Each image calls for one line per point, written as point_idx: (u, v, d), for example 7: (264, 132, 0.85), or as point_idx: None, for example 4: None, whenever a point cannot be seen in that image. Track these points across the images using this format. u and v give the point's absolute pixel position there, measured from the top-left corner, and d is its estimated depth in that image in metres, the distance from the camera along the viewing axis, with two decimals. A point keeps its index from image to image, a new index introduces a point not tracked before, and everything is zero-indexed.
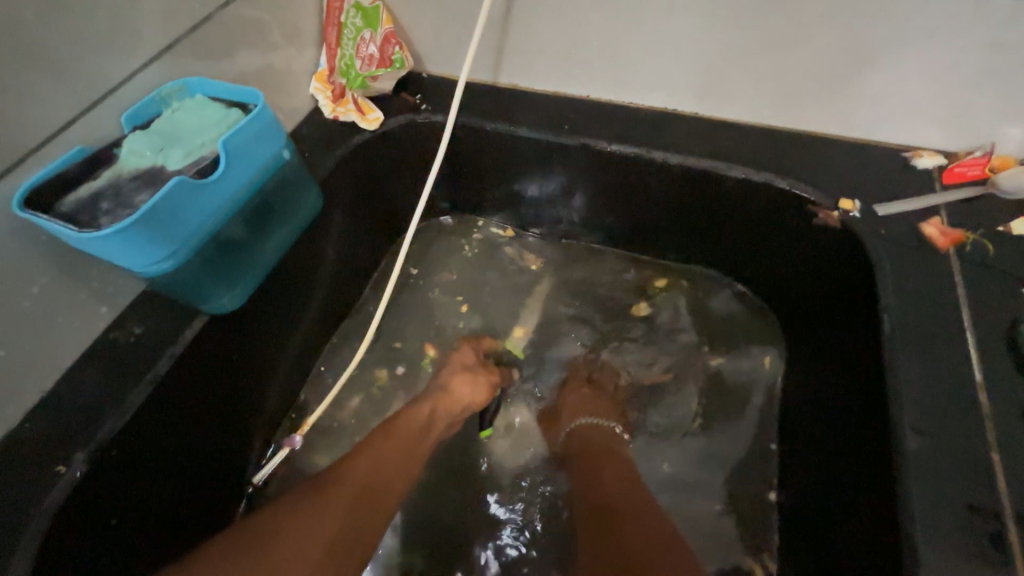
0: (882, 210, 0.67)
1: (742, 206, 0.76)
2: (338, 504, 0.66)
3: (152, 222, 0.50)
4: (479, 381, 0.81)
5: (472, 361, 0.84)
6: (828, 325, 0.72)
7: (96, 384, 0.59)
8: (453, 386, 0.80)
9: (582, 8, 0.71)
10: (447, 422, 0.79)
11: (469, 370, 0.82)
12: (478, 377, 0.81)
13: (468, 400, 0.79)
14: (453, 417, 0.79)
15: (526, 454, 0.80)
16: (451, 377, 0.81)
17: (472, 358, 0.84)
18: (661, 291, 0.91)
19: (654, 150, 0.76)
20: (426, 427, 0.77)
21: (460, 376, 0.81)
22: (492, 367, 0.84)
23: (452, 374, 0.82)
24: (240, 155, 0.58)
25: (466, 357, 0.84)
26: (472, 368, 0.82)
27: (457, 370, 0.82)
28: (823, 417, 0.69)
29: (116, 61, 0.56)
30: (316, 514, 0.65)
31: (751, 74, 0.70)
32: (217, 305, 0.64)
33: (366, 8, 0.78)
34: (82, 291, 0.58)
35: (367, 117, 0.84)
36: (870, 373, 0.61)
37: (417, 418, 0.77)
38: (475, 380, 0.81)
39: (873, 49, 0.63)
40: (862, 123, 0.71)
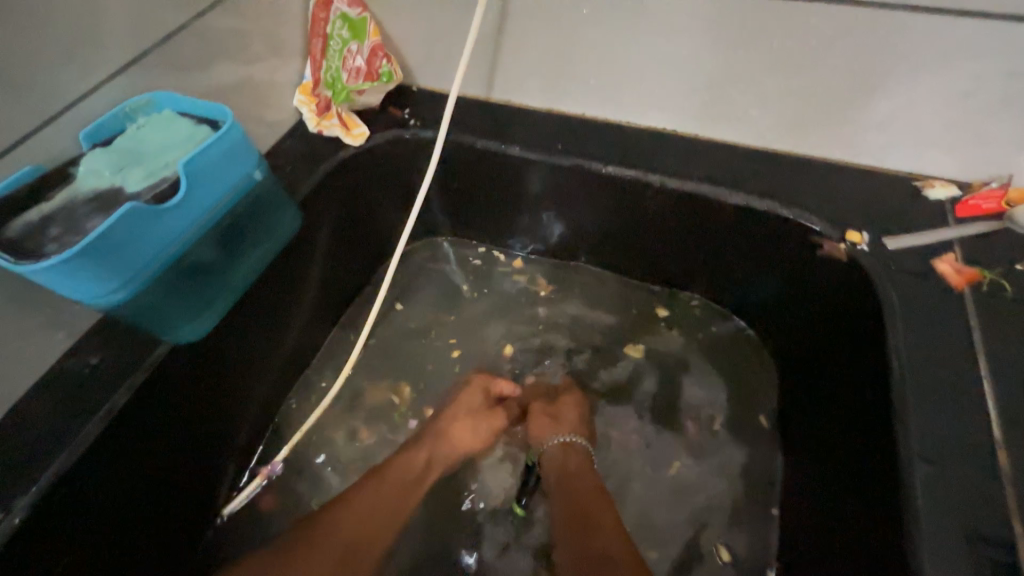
0: (892, 244, 0.63)
1: (743, 234, 0.73)
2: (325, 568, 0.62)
3: (98, 252, 0.46)
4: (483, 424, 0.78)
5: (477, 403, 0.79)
6: (830, 362, 0.69)
7: (45, 417, 0.55)
8: (455, 432, 0.76)
9: (577, 24, 0.67)
10: (445, 467, 0.75)
11: (473, 413, 0.78)
12: (483, 419, 0.78)
13: (468, 445, 0.76)
14: (451, 462, 0.75)
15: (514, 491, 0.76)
16: (452, 420, 0.77)
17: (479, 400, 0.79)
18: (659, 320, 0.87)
19: (651, 174, 0.73)
20: (421, 474, 0.73)
21: (464, 421, 0.77)
22: (497, 408, 0.80)
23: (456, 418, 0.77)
24: (204, 175, 0.54)
25: (473, 400, 0.79)
26: (477, 414, 0.78)
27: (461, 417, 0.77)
28: (828, 461, 0.65)
29: (76, 75, 0.53)
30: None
31: (754, 96, 0.66)
32: (180, 334, 0.59)
33: (353, 19, 0.75)
34: (34, 319, 0.54)
35: (352, 132, 0.80)
36: (879, 419, 0.57)
37: (414, 466, 0.73)
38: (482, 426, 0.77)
39: (884, 75, 0.59)
40: (870, 150, 0.67)
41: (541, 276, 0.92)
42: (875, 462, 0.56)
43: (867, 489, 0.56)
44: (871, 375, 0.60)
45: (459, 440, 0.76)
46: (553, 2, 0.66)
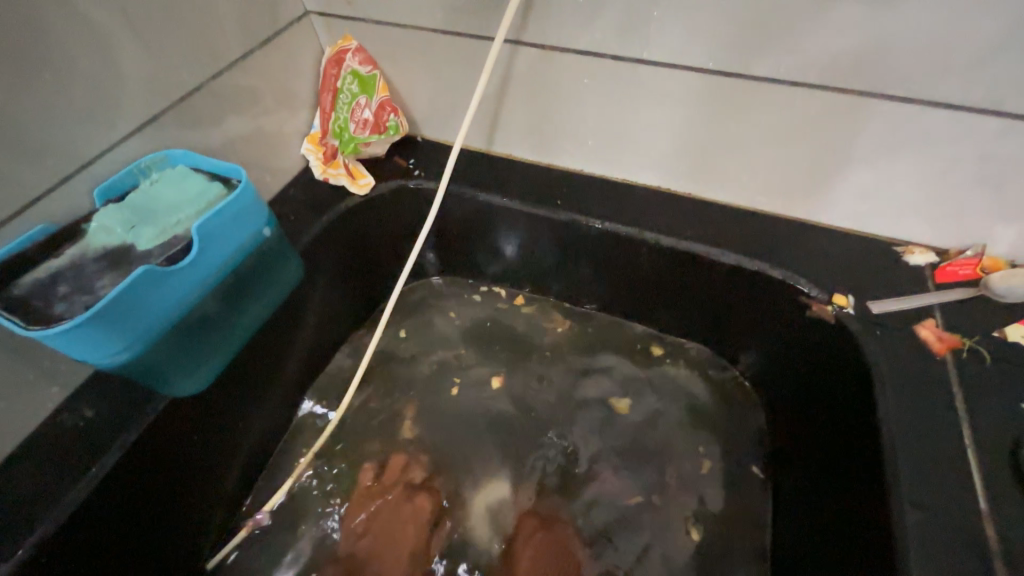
0: (876, 308, 0.66)
1: (735, 290, 0.75)
2: None
3: (107, 320, 0.47)
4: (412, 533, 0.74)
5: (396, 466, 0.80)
6: (822, 420, 0.69)
7: (35, 474, 0.55)
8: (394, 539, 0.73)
9: (578, 92, 0.71)
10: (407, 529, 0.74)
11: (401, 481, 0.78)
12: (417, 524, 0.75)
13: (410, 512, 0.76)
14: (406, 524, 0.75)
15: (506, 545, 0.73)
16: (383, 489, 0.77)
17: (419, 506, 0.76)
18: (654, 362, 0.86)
19: (646, 231, 0.75)
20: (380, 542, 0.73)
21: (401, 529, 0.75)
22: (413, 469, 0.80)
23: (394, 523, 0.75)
24: (215, 237, 0.55)
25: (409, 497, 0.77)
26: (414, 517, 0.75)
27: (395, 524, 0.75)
28: (820, 525, 0.65)
29: (94, 137, 0.55)
30: None
31: (743, 164, 0.70)
32: (178, 389, 0.60)
33: (363, 76, 0.77)
34: (32, 373, 0.54)
35: (357, 182, 0.82)
36: (870, 484, 0.58)
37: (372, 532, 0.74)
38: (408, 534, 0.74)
39: (862, 153, 0.64)
40: (853, 215, 0.70)
41: (561, 317, 0.92)
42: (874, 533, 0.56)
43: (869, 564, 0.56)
44: (863, 437, 0.61)
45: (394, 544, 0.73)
46: (554, 72, 0.70)
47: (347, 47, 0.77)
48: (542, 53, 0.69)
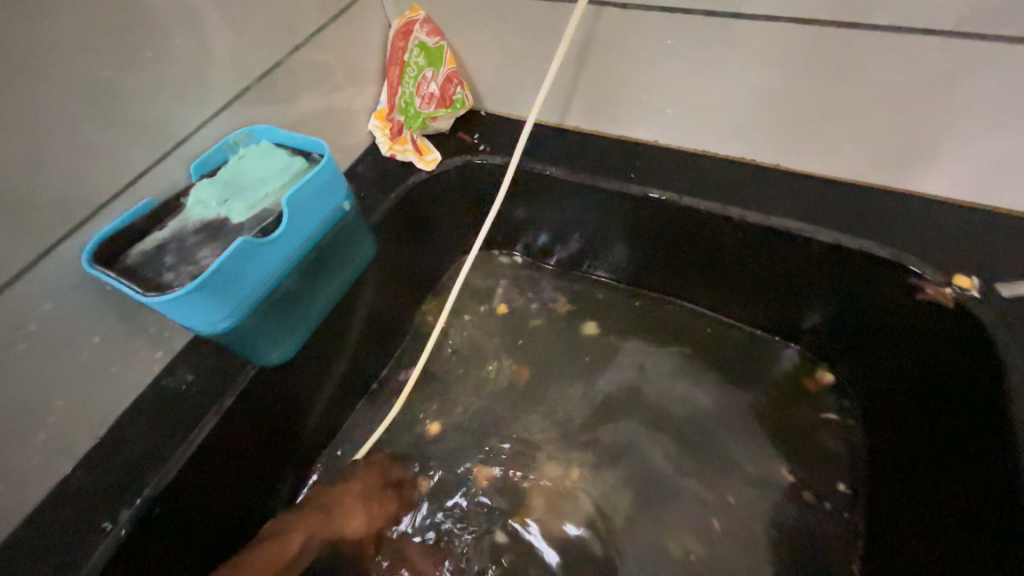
0: (1007, 291, 0.58)
1: (831, 270, 0.68)
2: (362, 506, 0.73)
3: (214, 288, 0.49)
4: (365, 508, 0.72)
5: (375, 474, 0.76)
6: (927, 412, 0.62)
7: (142, 435, 0.58)
8: (342, 508, 0.72)
9: (661, 54, 0.66)
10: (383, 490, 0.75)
11: (373, 473, 0.76)
12: (369, 503, 0.73)
13: (377, 482, 0.75)
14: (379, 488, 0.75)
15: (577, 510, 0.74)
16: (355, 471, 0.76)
17: (376, 479, 0.76)
18: (715, 339, 0.84)
19: (730, 207, 0.70)
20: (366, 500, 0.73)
21: (353, 499, 0.73)
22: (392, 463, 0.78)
23: (346, 494, 0.73)
24: (303, 211, 0.57)
25: (372, 473, 0.76)
26: (369, 493, 0.74)
27: (353, 492, 0.74)
28: (916, 535, 0.60)
29: (187, 112, 0.56)
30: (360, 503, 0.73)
31: (848, 131, 0.63)
32: (268, 358, 0.63)
33: (430, 47, 0.76)
34: (138, 339, 0.58)
35: (424, 158, 0.82)
36: (1006, 495, 0.51)
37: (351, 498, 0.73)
38: (363, 509, 0.72)
39: (1004, 114, 0.55)
40: (979, 188, 0.62)
41: (621, 297, 0.89)
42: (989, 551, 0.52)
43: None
44: (990, 441, 0.54)
45: (344, 519, 0.71)
46: (636, 34, 0.65)
47: (415, 19, 0.75)
48: (624, 14, 0.64)
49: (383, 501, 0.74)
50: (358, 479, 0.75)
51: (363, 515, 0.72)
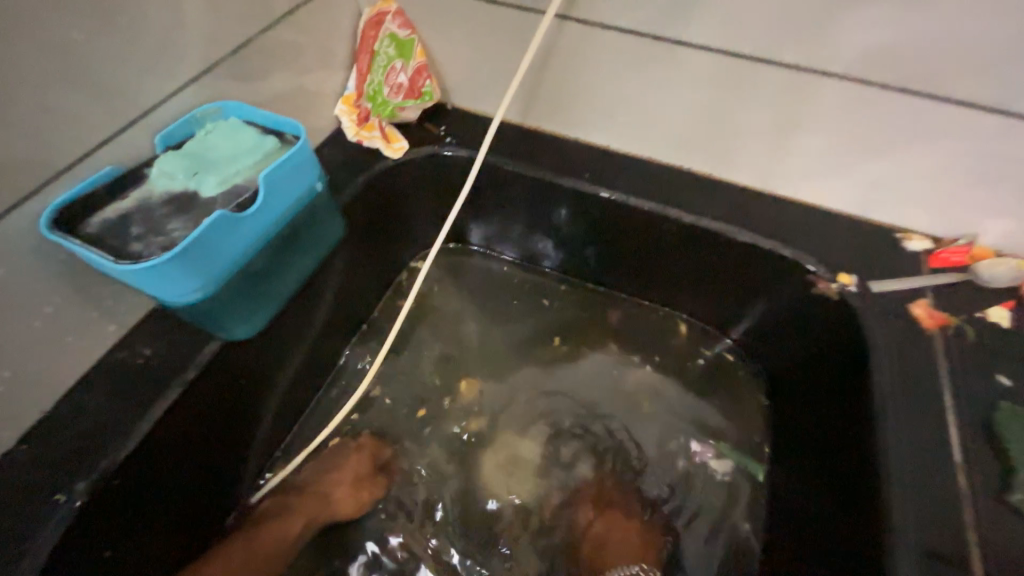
0: (876, 287, 0.71)
1: (748, 267, 0.80)
2: (348, 495, 0.76)
3: (188, 259, 0.50)
4: (355, 498, 0.76)
5: (361, 466, 0.78)
6: (815, 386, 0.75)
7: (97, 408, 0.57)
8: (334, 495, 0.75)
9: (615, 69, 0.74)
10: (370, 479, 0.78)
11: (360, 466, 0.78)
12: (359, 492, 0.76)
13: (362, 473, 0.78)
14: (364, 479, 0.78)
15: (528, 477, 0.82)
16: (342, 459, 0.78)
17: (366, 468, 0.78)
18: (654, 326, 0.93)
19: (669, 209, 0.80)
20: (357, 490, 0.76)
21: (344, 489, 0.76)
22: (378, 450, 0.81)
23: (338, 483, 0.76)
24: (277, 189, 0.58)
25: (362, 463, 0.78)
26: (360, 481, 0.77)
27: (344, 481, 0.76)
28: (803, 496, 0.71)
29: (155, 84, 0.56)
30: (349, 491, 0.76)
31: (767, 148, 0.74)
32: (233, 332, 0.63)
33: (401, 39, 0.78)
34: (92, 311, 0.56)
35: (392, 145, 0.84)
36: (859, 447, 0.63)
37: (340, 487, 0.76)
38: (354, 497, 0.76)
39: (879, 144, 0.68)
40: (860, 203, 0.76)
41: (574, 287, 0.97)
42: (850, 501, 0.63)
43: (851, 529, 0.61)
44: (854, 405, 0.67)
45: (336, 506, 0.75)
46: (595, 49, 0.73)
47: (387, 9, 0.78)
48: (583, 28, 0.71)
49: (372, 489, 0.77)
50: (349, 467, 0.77)
51: (352, 504, 0.76)
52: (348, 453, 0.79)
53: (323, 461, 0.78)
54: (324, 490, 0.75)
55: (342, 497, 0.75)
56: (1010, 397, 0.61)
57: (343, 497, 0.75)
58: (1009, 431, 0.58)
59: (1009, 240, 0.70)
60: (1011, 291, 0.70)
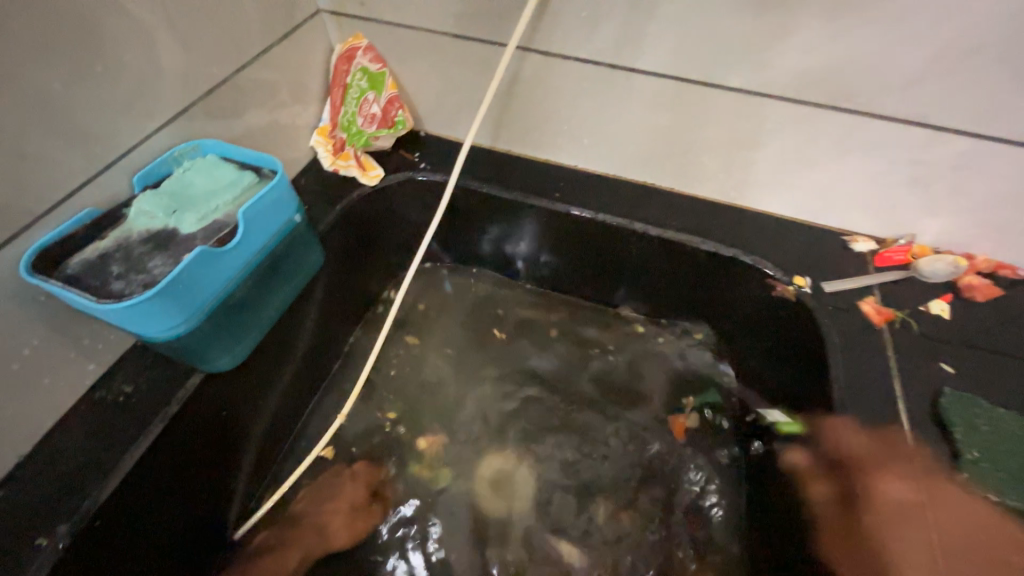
0: (829, 287, 0.77)
1: (712, 274, 0.85)
2: (344, 524, 0.77)
3: (171, 296, 0.52)
4: (350, 526, 0.77)
5: (355, 494, 0.79)
6: (782, 383, 0.80)
7: (79, 448, 0.57)
8: (330, 525, 0.76)
9: (577, 95, 0.79)
10: (365, 507, 0.79)
11: (355, 494, 0.79)
12: (354, 521, 0.77)
13: (357, 501, 0.79)
14: (359, 507, 0.79)
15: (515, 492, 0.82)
16: (336, 489, 0.80)
17: (361, 496, 0.80)
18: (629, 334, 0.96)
19: (636, 222, 0.84)
20: (352, 519, 0.77)
21: (339, 518, 0.77)
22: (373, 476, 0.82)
23: (334, 512, 0.77)
24: (256, 223, 0.60)
25: (357, 491, 0.80)
26: (355, 510, 0.78)
27: (340, 510, 0.78)
28: (771, 497, 0.74)
29: (132, 126, 0.57)
30: (344, 520, 0.77)
31: (722, 163, 0.80)
32: (216, 364, 0.64)
33: (373, 72, 0.82)
34: (72, 350, 0.57)
35: (367, 173, 0.87)
36: (822, 438, 0.68)
37: (336, 517, 0.77)
38: (349, 526, 0.77)
39: (820, 156, 0.74)
40: (810, 210, 0.81)
41: (552, 300, 1.00)
42: (816, 491, 0.67)
43: (818, 517, 0.65)
44: (815, 399, 0.71)
45: (332, 536, 0.76)
46: (557, 77, 0.78)
47: (358, 45, 0.81)
48: (545, 59, 0.76)
49: (367, 517, 0.78)
50: (345, 496, 0.79)
51: (345, 532, 0.77)
52: (343, 482, 0.80)
53: (316, 492, 0.79)
54: (319, 520, 0.77)
55: (338, 527, 0.76)
56: (952, 383, 0.66)
57: (338, 527, 0.76)
58: (952, 415, 0.63)
59: (943, 238, 0.77)
60: (949, 285, 0.76)
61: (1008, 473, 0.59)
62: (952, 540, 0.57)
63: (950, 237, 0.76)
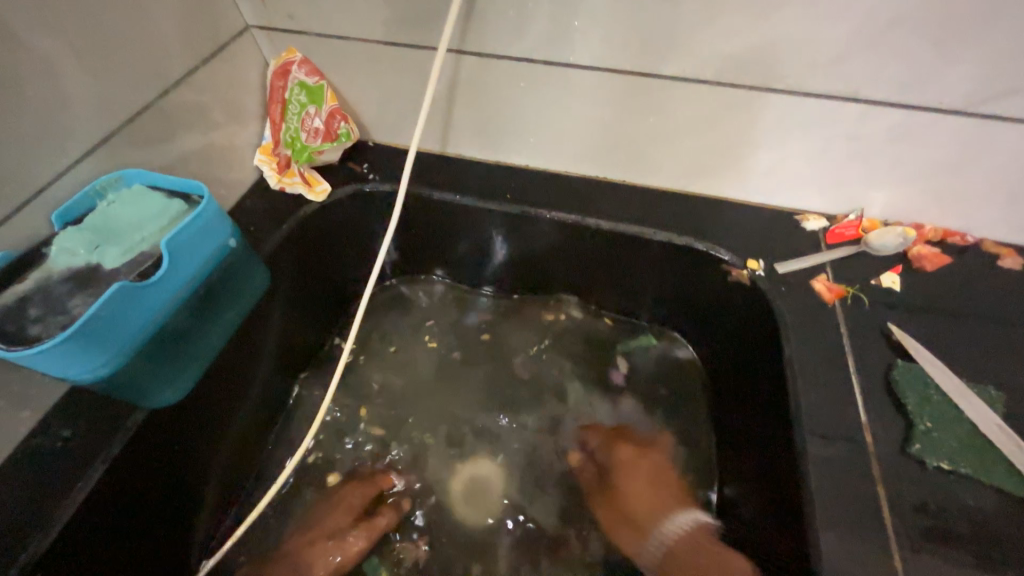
0: (781, 267, 0.77)
1: (668, 264, 0.85)
2: (325, 551, 0.73)
3: (88, 336, 0.50)
4: (331, 552, 0.73)
5: (340, 519, 0.76)
6: (748, 368, 0.79)
7: (16, 498, 0.56)
8: (311, 552, 0.73)
9: (517, 94, 0.78)
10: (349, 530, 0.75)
11: (341, 518, 0.77)
12: (336, 546, 0.74)
13: (340, 525, 0.76)
14: (341, 532, 0.75)
15: (488, 495, 0.83)
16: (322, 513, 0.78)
17: (345, 520, 0.76)
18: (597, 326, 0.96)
19: (588, 218, 0.84)
20: (334, 545, 0.74)
21: (321, 544, 0.74)
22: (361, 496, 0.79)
23: (316, 539, 0.74)
24: (181, 252, 0.58)
25: (341, 514, 0.77)
26: (339, 534, 0.75)
27: (322, 536, 0.75)
28: (746, 483, 0.74)
29: (46, 163, 0.56)
30: (326, 546, 0.73)
31: (669, 152, 0.80)
32: (159, 399, 0.62)
33: (310, 86, 0.80)
34: (2, 399, 0.55)
35: (314, 189, 0.85)
36: (779, 421, 0.68)
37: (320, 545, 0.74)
38: (330, 552, 0.73)
39: (763, 139, 0.74)
40: (761, 191, 0.81)
41: (517, 302, 0.99)
42: (775, 472, 0.67)
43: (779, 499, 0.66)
44: (772, 379, 0.71)
45: (313, 564, 0.72)
46: (495, 77, 0.76)
47: (291, 59, 0.80)
48: (480, 60, 0.75)
49: (352, 541, 0.74)
50: (328, 520, 0.76)
51: (332, 559, 0.73)
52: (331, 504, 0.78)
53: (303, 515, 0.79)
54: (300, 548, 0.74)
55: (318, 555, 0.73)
56: (904, 355, 0.67)
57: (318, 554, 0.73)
58: (903, 386, 0.64)
59: (891, 210, 0.77)
60: (899, 256, 0.76)
61: (953, 439, 0.60)
62: (902, 510, 0.57)
63: (897, 209, 0.77)
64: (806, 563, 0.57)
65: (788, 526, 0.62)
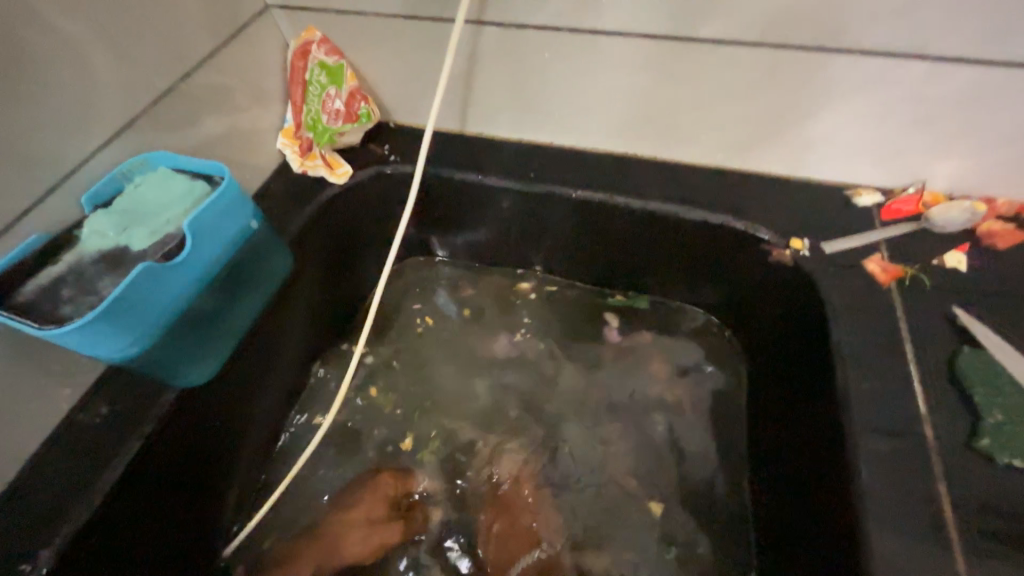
0: (829, 248, 0.71)
1: (703, 245, 0.80)
2: (360, 539, 0.74)
3: (116, 315, 0.51)
4: (367, 541, 0.74)
5: (375, 508, 0.77)
6: (790, 355, 0.74)
7: (59, 472, 0.58)
8: (345, 537, 0.74)
9: (542, 66, 0.74)
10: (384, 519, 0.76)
11: (378, 506, 0.77)
12: (371, 535, 0.74)
13: (375, 514, 0.76)
14: (377, 521, 0.76)
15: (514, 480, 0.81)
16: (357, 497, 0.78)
17: (382, 509, 0.77)
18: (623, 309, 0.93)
19: (615, 196, 0.79)
20: (369, 533, 0.74)
21: (357, 531, 0.75)
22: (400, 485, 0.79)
23: (351, 525, 0.75)
24: (204, 233, 0.58)
25: (377, 503, 0.77)
26: (375, 523, 0.75)
27: (358, 523, 0.75)
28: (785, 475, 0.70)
29: (74, 145, 0.56)
30: (360, 535, 0.74)
31: (705, 124, 0.74)
32: (188, 380, 0.63)
33: (330, 66, 0.79)
34: (43, 377, 0.57)
35: (336, 172, 0.84)
36: (824, 411, 0.63)
37: (355, 529, 0.75)
38: (365, 541, 0.74)
39: (811, 105, 0.67)
40: (807, 164, 0.75)
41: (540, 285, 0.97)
42: (820, 465, 0.62)
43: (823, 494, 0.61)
44: (817, 367, 0.66)
45: (347, 548, 0.74)
46: (518, 49, 0.73)
47: (311, 38, 0.78)
48: (503, 31, 0.71)
49: (386, 531, 0.75)
50: (364, 508, 0.76)
51: (366, 546, 0.74)
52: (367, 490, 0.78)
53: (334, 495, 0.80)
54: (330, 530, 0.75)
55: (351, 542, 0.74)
56: (971, 342, 0.60)
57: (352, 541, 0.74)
58: (970, 375, 0.58)
59: (957, 183, 0.70)
60: (967, 233, 0.69)
61: None
62: (968, 510, 0.52)
63: (964, 181, 0.69)
64: (854, 564, 0.53)
65: (833, 523, 0.58)
